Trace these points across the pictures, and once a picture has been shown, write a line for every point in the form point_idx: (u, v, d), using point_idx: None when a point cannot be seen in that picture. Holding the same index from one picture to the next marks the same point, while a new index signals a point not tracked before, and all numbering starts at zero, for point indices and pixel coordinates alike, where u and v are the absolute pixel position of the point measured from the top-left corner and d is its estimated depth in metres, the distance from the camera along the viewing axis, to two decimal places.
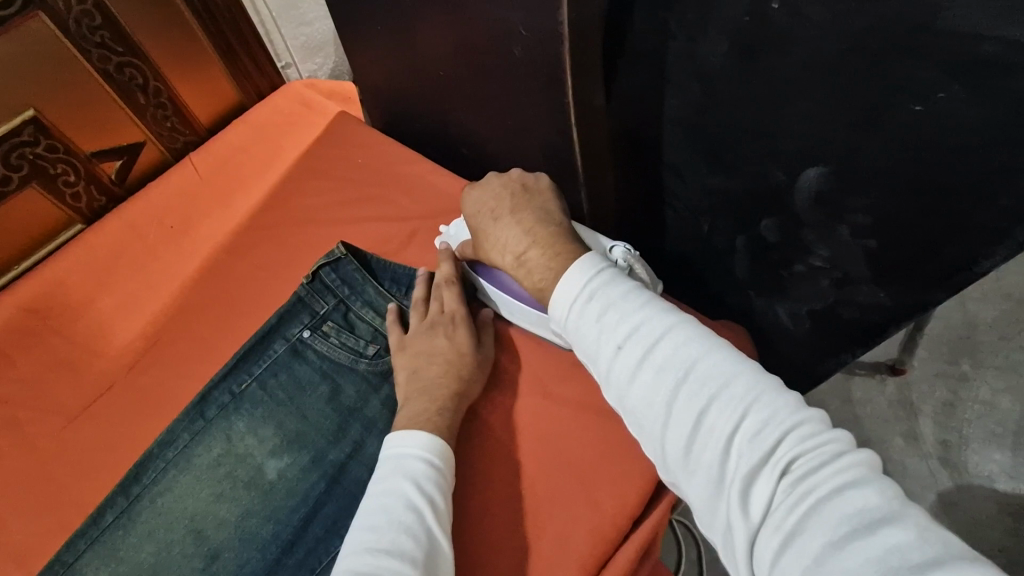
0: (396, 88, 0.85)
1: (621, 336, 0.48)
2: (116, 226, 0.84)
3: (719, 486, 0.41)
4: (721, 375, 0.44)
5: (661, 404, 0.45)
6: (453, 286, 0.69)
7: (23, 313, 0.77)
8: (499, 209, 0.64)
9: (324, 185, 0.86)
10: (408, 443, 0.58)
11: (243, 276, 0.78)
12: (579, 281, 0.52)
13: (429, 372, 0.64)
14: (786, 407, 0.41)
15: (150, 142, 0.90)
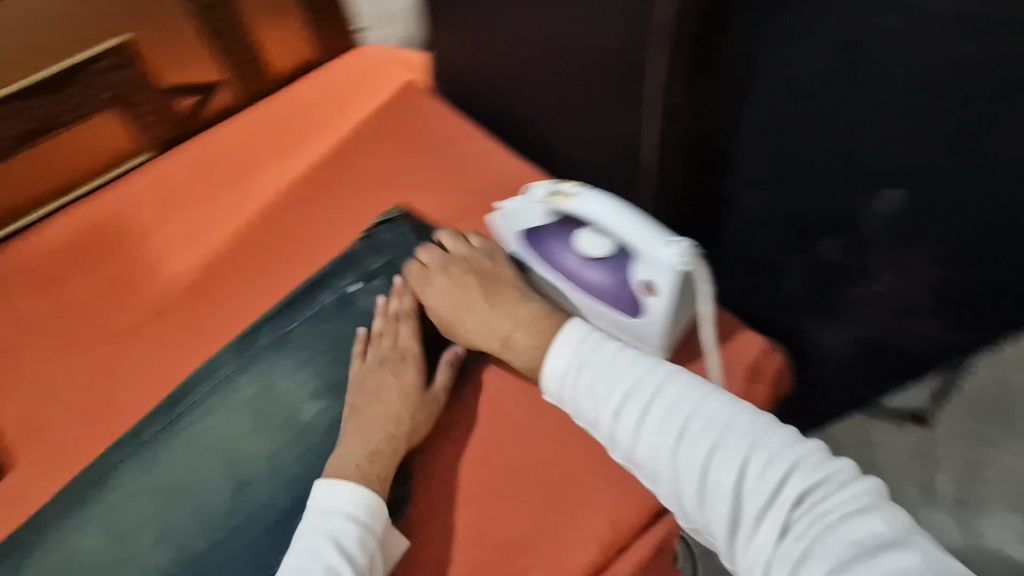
0: (472, 64, 0.87)
1: (617, 400, 0.49)
2: (184, 160, 0.87)
3: (734, 530, 0.43)
4: (720, 425, 0.46)
5: (665, 460, 0.46)
6: (409, 322, 0.69)
7: (88, 229, 0.80)
8: (469, 294, 0.67)
9: (389, 149, 0.88)
10: (337, 496, 0.56)
11: (301, 225, 0.80)
12: (568, 351, 0.54)
13: (375, 410, 0.63)
14: (787, 445, 0.44)
15: (226, 86, 0.92)
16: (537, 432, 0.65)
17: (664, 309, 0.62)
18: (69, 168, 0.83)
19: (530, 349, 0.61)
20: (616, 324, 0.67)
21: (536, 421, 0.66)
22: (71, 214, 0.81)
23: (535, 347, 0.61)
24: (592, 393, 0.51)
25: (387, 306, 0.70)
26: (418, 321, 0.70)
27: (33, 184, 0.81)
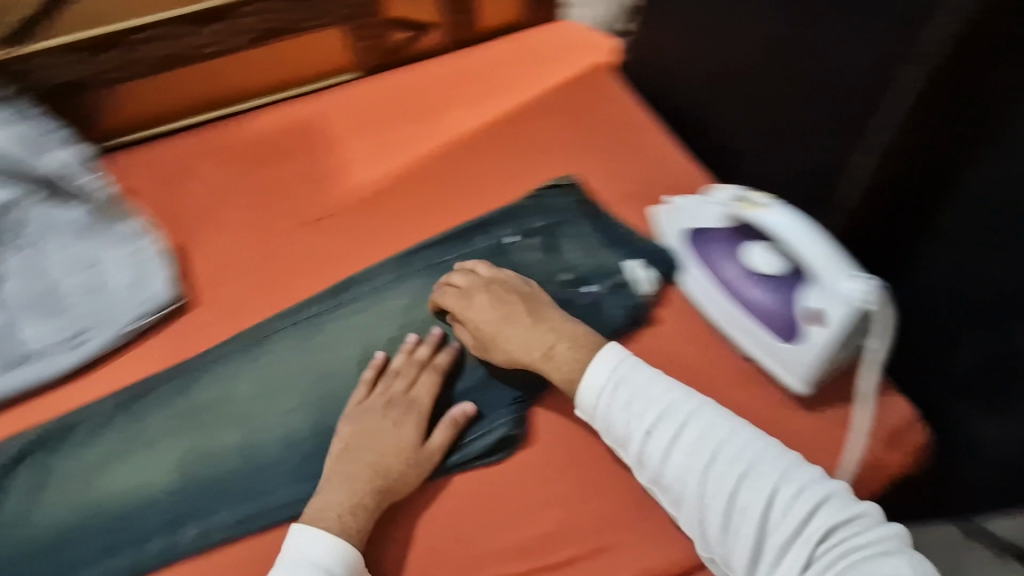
0: (680, 60, 0.89)
1: (650, 421, 0.58)
2: (385, 87, 0.94)
3: (756, 553, 0.51)
4: (746, 458, 0.54)
5: (695, 482, 0.55)
6: (432, 374, 0.66)
7: (296, 126, 0.89)
8: (509, 310, 0.66)
9: (570, 118, 0.90)
10: (314, 547, 0.55)
11: (475, 168, 0.85)
12: (605, 372, 0.61)
13: (370, 449, 0.61)
14: (812, 484, 0.52)
15: (439, 28, 0.98)
16: None
17: (823, 340, 0.62)
18: (290, 70, 0.92)
19: (568, 367, 0.63)
20: (763, 343, 0.67)
21: None
22: (286, 110, 0.91)
23: (578, 362, 0.63)
24: (628, 413, 0.59)
25: (402, 353, 0.68)
26: (439, 373, 0.67)
27: (256, 76, 0.91)
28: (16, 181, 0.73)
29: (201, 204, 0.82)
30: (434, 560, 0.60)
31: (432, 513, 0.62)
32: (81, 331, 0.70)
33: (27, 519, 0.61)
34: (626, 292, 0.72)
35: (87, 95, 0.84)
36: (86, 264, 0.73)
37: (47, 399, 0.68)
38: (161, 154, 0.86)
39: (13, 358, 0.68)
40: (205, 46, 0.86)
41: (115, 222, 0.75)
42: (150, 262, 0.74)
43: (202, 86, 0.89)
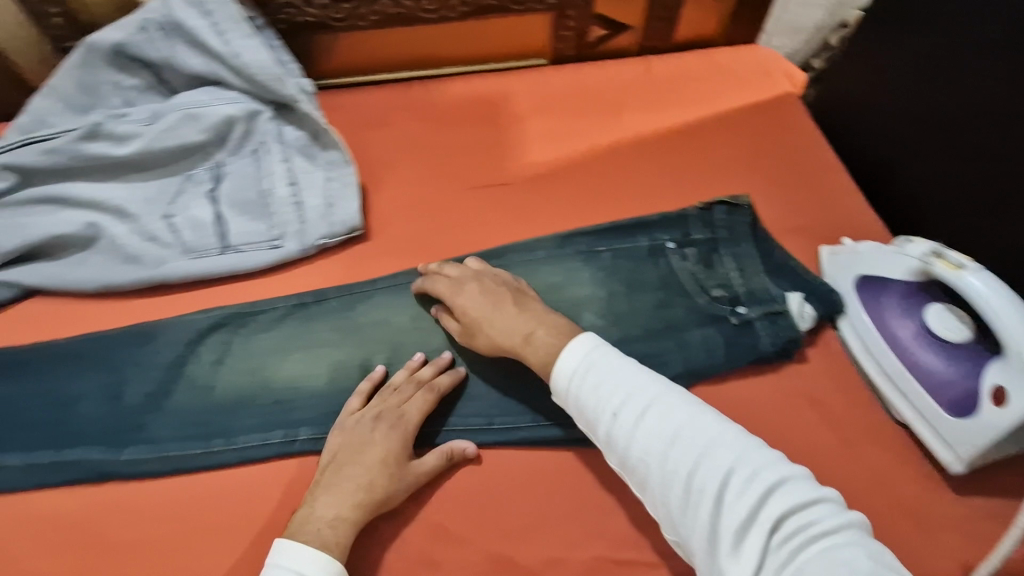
0: (894, 109, 0.91)
1: (615, 401, 0.55)
2: (570, 78, 0.98)
3: (717, 541, 0.48)
4: (706, 441, 0.52)
5: (656, 463, 0.52)
6: (427, 392, 0.67)
7: (483, 98, 0.95)
8: (495, 300, 0.67)
9: (749, 141, 0.90)
10: (296, 561, 0.54)
11: (645, 171, 0.87)
12: (575, 349, 0.59)
13: (354, 459, 0.62)
14: (771, 468, 0.50)
15: (635, 31, 1.02)
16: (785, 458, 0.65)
17: (1002, 427, 0.59)
18: (490, 44, 1.00)
19: (545, 349, 0.62)
20: (925, 413, 0.65)
21: (788, 448, 0.66)
22: (477, 81, 0.97)
23: (556, 348, 0.61)
24: (594, 392, 0.56)
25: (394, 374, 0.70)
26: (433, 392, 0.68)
27: (461, 44, 0.99)
28: (259, 94, 0.83)
29: (393, 148, 0.90)
30: (548, 522, 0.64)
31: (550, 480, 0.66)
32: (279, 234, 0.79)
33: (207, 381, 0.70)
34: (783, 323, 0.70)
35: (319, 36, 0.93)
36: (293, 178, 0.81)
37: (240, 286, 0.78)
38: (366, 97, 0.95)
39: (223, 241, 0.78)
40: (428, 6, 0.92)
41: (326, 148, 0.84)
42: (348, 190, 0.82)
43: (414, 45, 0.97)
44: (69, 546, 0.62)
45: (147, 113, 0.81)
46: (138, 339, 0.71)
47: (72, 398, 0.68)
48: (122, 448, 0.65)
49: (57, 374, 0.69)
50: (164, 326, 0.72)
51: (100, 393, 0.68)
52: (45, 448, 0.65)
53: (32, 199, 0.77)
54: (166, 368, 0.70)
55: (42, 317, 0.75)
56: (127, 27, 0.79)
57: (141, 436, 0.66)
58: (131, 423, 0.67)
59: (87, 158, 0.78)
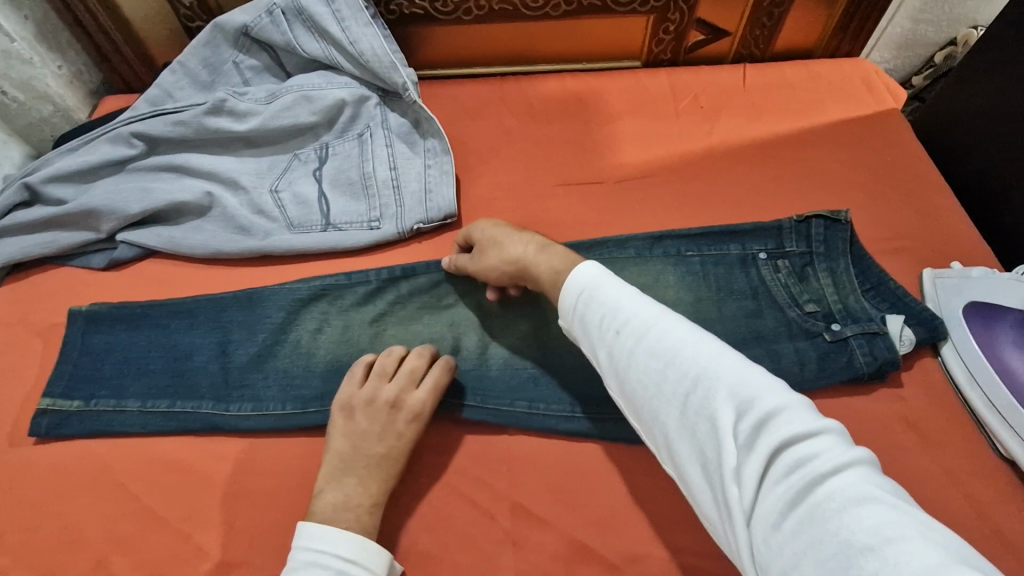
0: (1008, 133, 0.87)
1: (617, 321, 0.54)
2: (665, 81, 0.98)
3: (712, 469, 0.46)
4: (705, 362, 0.49)
5: (653, 385, 0.50)
6: (441, 373, 0.67)
7: (577, 97, 0.96)
8: (505, 233, 0.69)
9: (844, 156, 0.89)
10: (332, 542, 0.55)
11: (738, 180, 0.87)
12: (583, 272, 0.58)
13: (375, 442, 0.63)
14: (773, 393, 0.46)
15: (734, 37, 1.01)
16: None
17: None
18: (586, 44, 1.01)
19: (553, 260, 0.63)
20: None
21: (885, 470, 0.64)
22: (573, 80, 0.98)
23: (566, 256, 0.63)
24: (596, 315, 0.56)
25: (405, 358, 0.67)
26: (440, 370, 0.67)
27: (557, 41, 0.99)
28: (369, 81, 0.87)
29: (488, 140, 0.92)
30: (631, 518, 0.63)
31: (635, 479, 0.65)
32: (378, 216, 0.82)
33: (308, 348, 0.73)
34: (881, 343, 0.68)
35: (423, 27, 0.95)
36: (394, 162, 0.85)
37: (339, 262, 0.82)
38: (464, 89, 0.97)
39: (326, 219, 0.82)
40: (533, 3, 0.93)
41: (426, 136, 0.87)
42: (445, 178, 0.85)
43: (512, 40, 0.99)
44: (176, 489, 0.66)
45: (265, 93, 0.86)
46: (247, 302, 0.76)
47: (184, 351, 0.73)
48: (230, 404, 0.70)
49: (172, 329, 0.74)
50: (268, 292, 0.76)
51: (210, 351, 0.73)
52: (162, 398, 0.70)
53: (158, 166, 0.83)
54: (270, 332, 0.74)
55: (160, 277, 0.81)
56: (255, 10, 0.85)
57: (246, 394, 0.70)
58: (236, 381, 0.71)
59: (208, 130, 0.84)
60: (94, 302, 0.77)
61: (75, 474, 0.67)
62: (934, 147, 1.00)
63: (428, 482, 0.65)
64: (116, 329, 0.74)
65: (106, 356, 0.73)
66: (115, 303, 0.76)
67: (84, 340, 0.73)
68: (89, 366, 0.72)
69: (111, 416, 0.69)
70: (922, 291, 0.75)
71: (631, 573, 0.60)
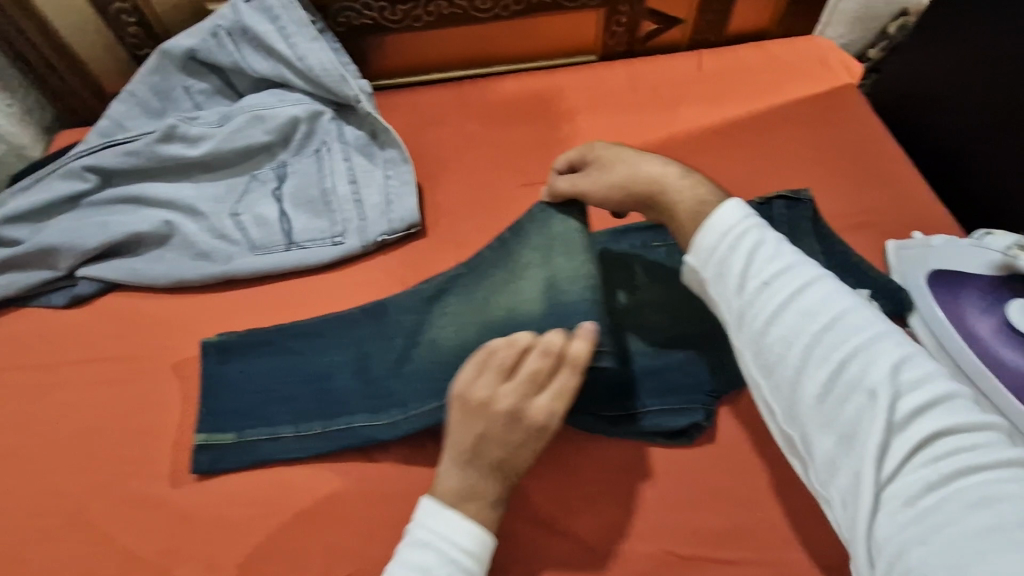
0: (960, 98, 0.88)
1: (769, 275, 0.53)
2: (622, 73, 0.98)
3: (853, 437, 0.47)
4: (867, 332, 0.49)
5: (800, 344, 0.51)
6: (572, 372, 0.56)
7: (535, 96, 0.96)
8: (628, 155, 0.65)
9: (805, 134, 0.90)
10: (445, 525, 0.53)
11: (703, 168, 0.87)
12: (733, 218, 0.56)
13: (492, 447, 0.55)
14: (935, 380, 0.47)
15: (686, 24, 1.01)
16: None
17: None
18: (541, 42, 1.00)
19: (697, 191, 0.61)
20: (1004, 411, 0.63)
21: None
22: (530, 79, 0.98)
23: (711, 189, 0.62)
24: (741, 267, 0.55)
25: (530, 355, 0.57)
26: (574, 367, 0.57)
27: (511, 41, 0.99)
28: (322, 96, 0.86)
29: (449, 144, 0.91)
30: (611, 515, 0.63)
31: (610, 474, 0.65)
32: (341, 231, 0.81)
33: (440, 341, 0.69)
34: None
35: (374, 38, 0.95)
36: (354, 176, 0.84)
37: (305, 281, 0.81)
38: (421, 96, 0.97)
39: (288, 238, 0.81)
40: (482, 6, 0.93)
41: (384, 146, 0.86)
42: (406, 188, 0.84)
43: (465, 44, 0.98)
44: (150, 527, 0.64)
45: (217, 116, 0.85)
46: (374, 314, 0.73)
47: (324, 369, 0.70)
48: (382, 412, 0.67)
49: (307, 351, 0.72)
50: (394, 301, 0.73)
51: (351, 368, 0.70)
52: (314, 420, 0.68)
53: (113, 199, 0.82)
54: (406, 335, 0.71)
55: (123, 310, 0.79)
56: (199, 33, 0.84)
57: (395, 401, 0.67)
58: (384, 391, 0.68)
59: (163, 158, 0.82)
60: (222, 332, 0.74)
61: (43, 520, 0.65)
62: (892, 117, 1.01)
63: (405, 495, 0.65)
64: (249, 359, 0.72)
65: (244, 386, 0.70)
66: (243, 332, 0.73)
67: (219, 371, 0.71)
68: (229, 398, 0.69)
69: (268, 445, 0.67)
70: (888, 262, 0.75)
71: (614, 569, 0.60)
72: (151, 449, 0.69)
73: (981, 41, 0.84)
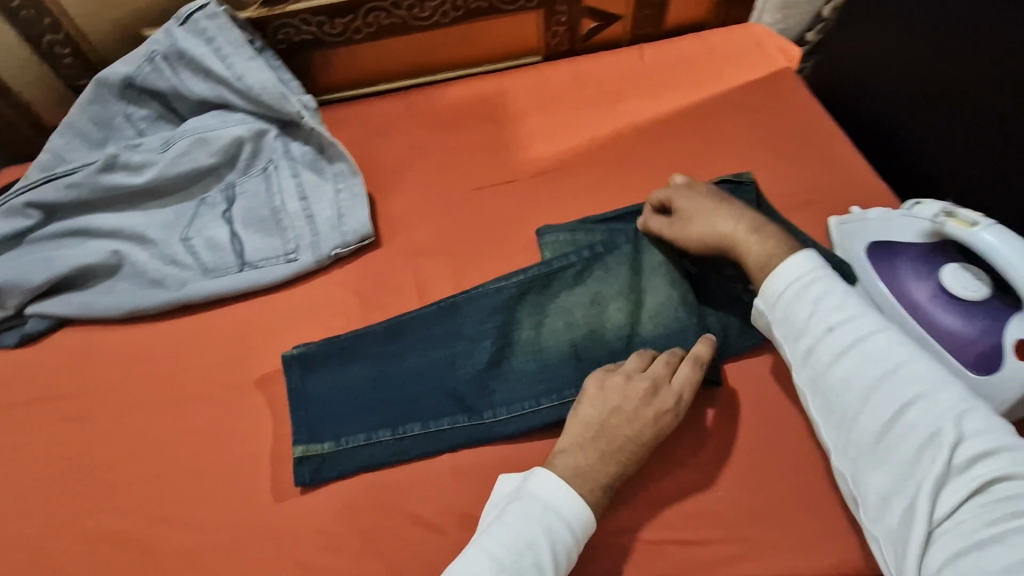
0: (889, 74, 0.91)
1: (834, 322, 0.57)
2: (567, 71, 0.99)
3: (908, 477, 0.51)
4: (931, 382, 0.53)
5: (860, 387, 0.55)
6: (694, 367, 0.64)
7: (482, 99, 0.97)
8: (722, 198, 0.69)
9: (748, 119, 0.92)
10: (557, 492, 0.57)
11: (651, 159, 0.88)
12: (800, 268, 0.60)
13: (619, 436, 0.61)
14: (997, 431, 0.49)
15: (626, 19, 1.02)
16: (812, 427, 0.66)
17: None
18: (485, 45, 1.01)
19: (767, 245, 0.63)
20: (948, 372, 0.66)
21: None
22: (476, 83, 0.99)
23: (786, 240, 0.64)
24: (805, 314, 0.58)
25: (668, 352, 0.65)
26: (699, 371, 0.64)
27: (455, 47, 1.00)
28: (265, 114, 0.86)
29: (399, 154, 0.92)
30: None
31: None
32: (294, 248, 0.81)
33: (532, 341, 0.72)
34: None
35: (316, 53, 0.95)
36: (303, 192, 0.84)
37: (261, 301, 0.80)
38: (369, 108, 0.97)
39: (240, 259, 0.81)
40: (421, 14, 0.93)
41: (332, 160, 0.86)
42: (357, 200, 0.83)
43: (408, 53, 0.99)
44: (120, 562, 0.64)
45: (160, 141, 0.84)
46: (449, 312, 0.73)
47: (414, 372, 0.71)
48: (483, 412, 0.69)
49: (394, 354, 0.72)
50: (467, 297, 0.73)
51: (441, 368, 0.71)
52: (411, 422, 0.68)
53: (59, 233, 0.81)
54: (495, 337, 0.72)
55: (77, 346, 0.78)
56: (135, 60, 0.83)
57: (496, 400, 0.69)
58: (484, 391, 0.70)
59: (107, 189, 0.81)
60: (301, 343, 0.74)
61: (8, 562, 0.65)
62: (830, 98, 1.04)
63: (372, 506, 0.66)
64: (331, 366, 0.72)
65: (333, 393, 0.70)
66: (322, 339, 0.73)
67: (306, 381, 0.71)
68: (319, 407, 0.70)
69: (368, 450, 0.67)
70: (832, 237, 0.77)
71: (580, 560, 0.62)
72: (117, 484, 0.69)
73: (902, 18, 0.87)
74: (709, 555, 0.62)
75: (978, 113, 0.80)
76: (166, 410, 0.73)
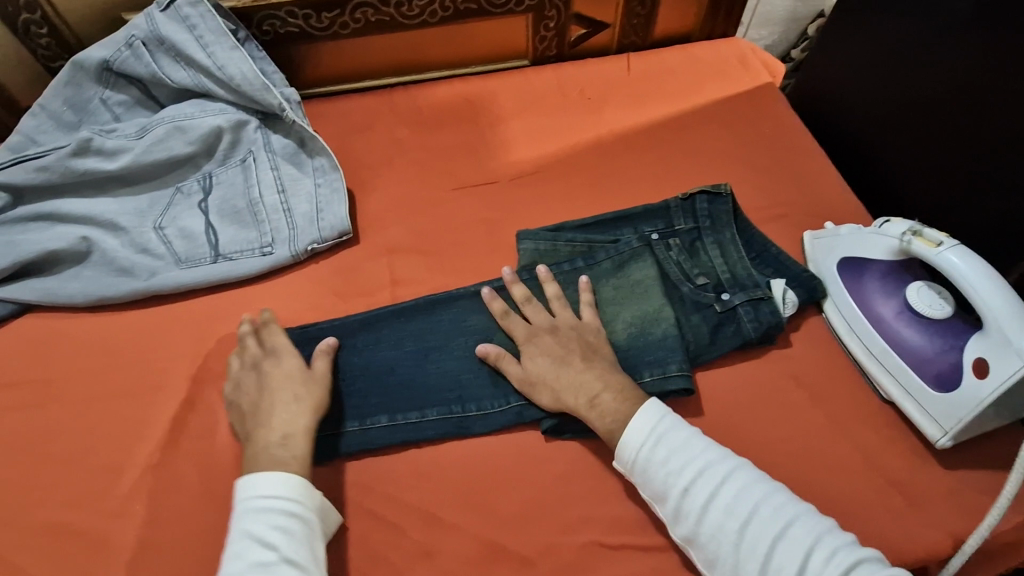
0: (864, 95, 0.93)
1: (688, 479, 0.58)
2: (552, 77, 1.00)
3: None
4: (784, 517, 0.55)
5: (729, 539, 0.55)
6: (321, 354, 0.70)
7: (466, 101, 0.97)
8: (568, 351, 0.68)
9: (727, 132, 0.93)
10: (246, 490, 0.58)
11: (631, 168, 0.89)
12: (645, 424, 0.61)
13: (273, 405, 0.64)
14: (848, 553, 0.53)
15: (613, 28, 1.03)
16: (773, 440, 0.66)
17: (985, 396, 0.61)
18: (472, 47, 1.01)
19: (605, 419, 0.63)
20: (909, 388, 0.67)
21: (776, 430, 0.67)
22: (461, 84, 0.99)
23: (620, 412, 0.63)
24: (660, 471, 0.59)
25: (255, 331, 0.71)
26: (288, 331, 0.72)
27: (443, 46, 0.99)
28: (246, 105, 0.86)
29: (381, 151, 0.91)
30: (542, 513, 0.64)
31: (541, 473, 0.66)
32: (270, 242, 0.80)
33: (507, 340, 0.73)
34: (766, 308, 0.71)
35: (301, 45, 0.94)
36: (282, 185, 0.83)
37: (232, 294, 0.79)
38: (352, 104, 0.96)
39: (214, 250, 0.79)
40: (409, 12, 0.93)
41: (313, 155, 0.85)
42: (336, 195, 0.83)
43: (395, 51, 0.98)
44: (69, 556, 0.63)
45: (136, 128, 0.83)
46: (427, 309, 0.75)
47: (386, 365, 0.72)
48: (453, 406, 0.69)
49: (370, 348, 0.73)
50: (446, 296, 0.75)
51: (414, 361, 0.72)
52: (379, 414, 0.69)
53: (26, 217, 0.79)
54: (472, 336, 0.73)
55: (40, 334, 0.76)
56: (113, 45, 0.82)
57: (466, 395, 0.70)
58: (445, 387, 0.70)
59: (79, 173, 0.80)
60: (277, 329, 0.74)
61: None
62: (806, 115, 1.05)
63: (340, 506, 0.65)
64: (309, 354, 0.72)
65: None
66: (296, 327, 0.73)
67: None
68: None
69: (333, 440, 0.67)
70: (806, 254, 0.79)
71: (546, 565, 0.62)
72: (71, 476, 0.67)
73: (879, 40, 0.89)
74: (669, 561, 0.62)
75: (951, 136, 0.82)
76: (127, 401, 0.71)
